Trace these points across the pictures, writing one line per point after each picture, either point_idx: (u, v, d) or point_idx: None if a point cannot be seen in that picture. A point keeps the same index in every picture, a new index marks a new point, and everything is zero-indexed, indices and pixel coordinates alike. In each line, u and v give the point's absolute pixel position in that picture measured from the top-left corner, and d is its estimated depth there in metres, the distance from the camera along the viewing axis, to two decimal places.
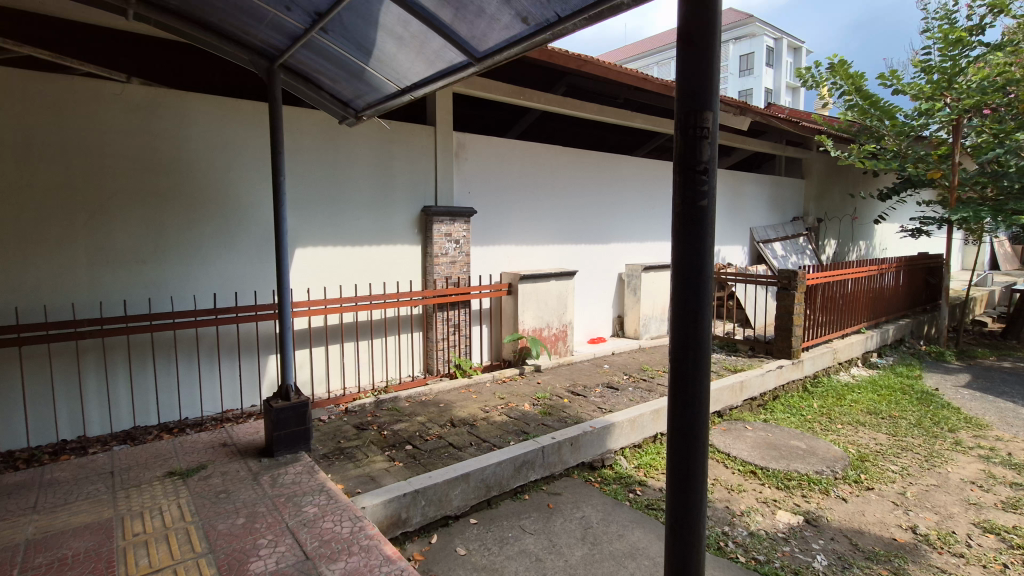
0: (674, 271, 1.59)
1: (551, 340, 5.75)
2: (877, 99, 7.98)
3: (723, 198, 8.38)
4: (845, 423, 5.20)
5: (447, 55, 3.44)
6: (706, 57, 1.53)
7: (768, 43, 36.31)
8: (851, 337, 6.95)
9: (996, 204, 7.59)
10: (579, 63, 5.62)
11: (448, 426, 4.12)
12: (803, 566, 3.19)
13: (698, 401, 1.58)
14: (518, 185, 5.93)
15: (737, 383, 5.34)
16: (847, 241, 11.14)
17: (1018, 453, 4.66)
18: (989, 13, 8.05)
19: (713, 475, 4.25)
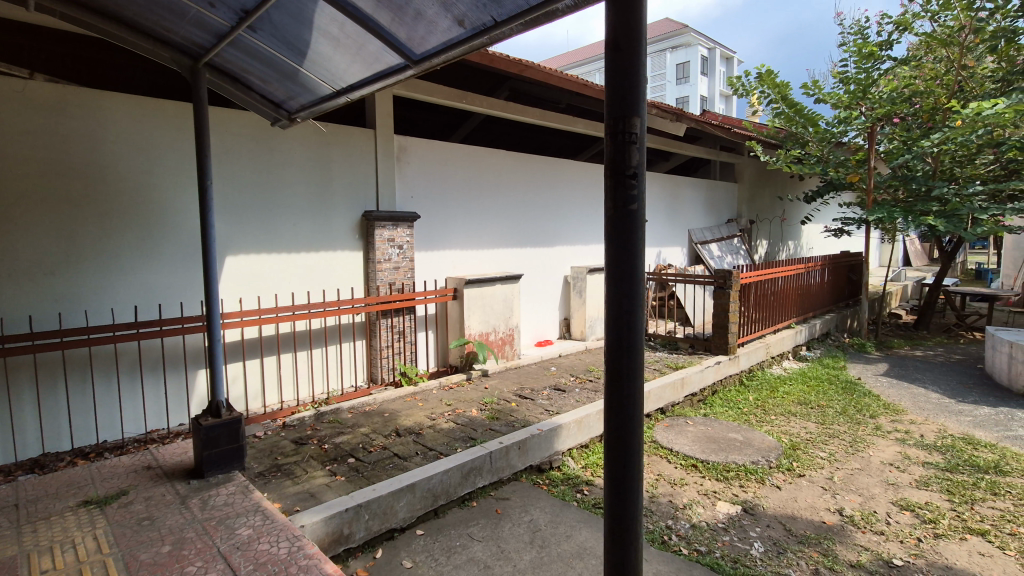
0: (608, 272, 1.61)
1: (498, 343, 5.74)
2: (802, 107, 8.49)
3: (662, 201, 8.67)
4: (779, 414, 5.48)
5: (384, 57, 3.37)
6: (632, 63, 1.57)
7: (702, 53, 38.11)
8: (783, 332, 7.34)
9: (907, 205, 8.22)
10: (520, 68, 5.67)
11: (393, 435, 4.02)
12: (741, 554, 3.32)
13: (633, 400, 1.61)
14: (462, 189, 5.90)
15: (678, 380, 5.51)
16: (777, 241, 11.79)
17: (929, 434, 5.06)
18: (896, 30, 8.76)
19: (657, 471, 4.36)
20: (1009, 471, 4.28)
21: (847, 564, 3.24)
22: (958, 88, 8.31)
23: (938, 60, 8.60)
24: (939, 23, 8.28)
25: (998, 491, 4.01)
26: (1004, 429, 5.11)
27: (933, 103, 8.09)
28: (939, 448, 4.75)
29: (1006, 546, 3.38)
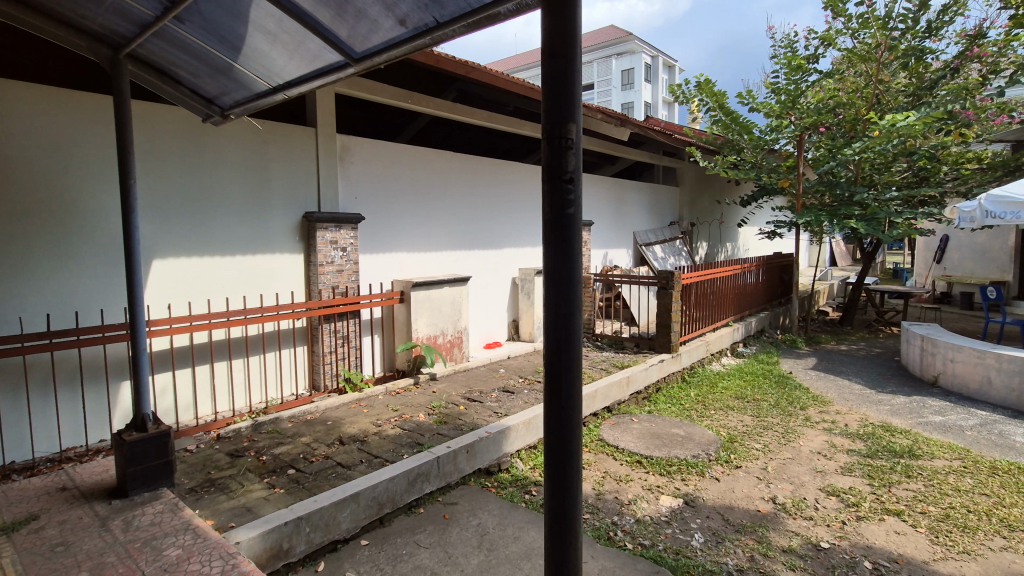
0: (546, 276, 1.63)
1: (446, 346, 5.69)
2: (737, 115, 8.91)
3: (607, 205, 8.87)
4: (718, 408, 5.72)
5: (323, 54, 3.27)
6: (567, 69, 1.59)
7: (645, 61, 39.39)
8: (721, 330, 7.67)
9: (832, 209, 8.78)
10: (467, 70, 5.65)
11: (336, 444, 3.91)
12: (682, 545, 3.44)
13: (572, 401, 1.63)
14: (408, 191, 5.81)
15: (624, 379, 5.65)
16: (716, 242, 12.32)
17: (853, 423, 5.43)
18: (822, 44, 9.36)
19: (603, 468, 4.45)
20: (920, 455, 4.66)
21: (779, 549, 3.42)
22: (876, 101, 8.97)
23: (858, 74, 9.25)
24: (859, 40, 8.91)
25: (911, 474, 4.35)
26: (917, 416, 5.55)
27: (855, 114, 8.69)
28: (861, 435, 5.10)
29: (919, 524, 3.67)
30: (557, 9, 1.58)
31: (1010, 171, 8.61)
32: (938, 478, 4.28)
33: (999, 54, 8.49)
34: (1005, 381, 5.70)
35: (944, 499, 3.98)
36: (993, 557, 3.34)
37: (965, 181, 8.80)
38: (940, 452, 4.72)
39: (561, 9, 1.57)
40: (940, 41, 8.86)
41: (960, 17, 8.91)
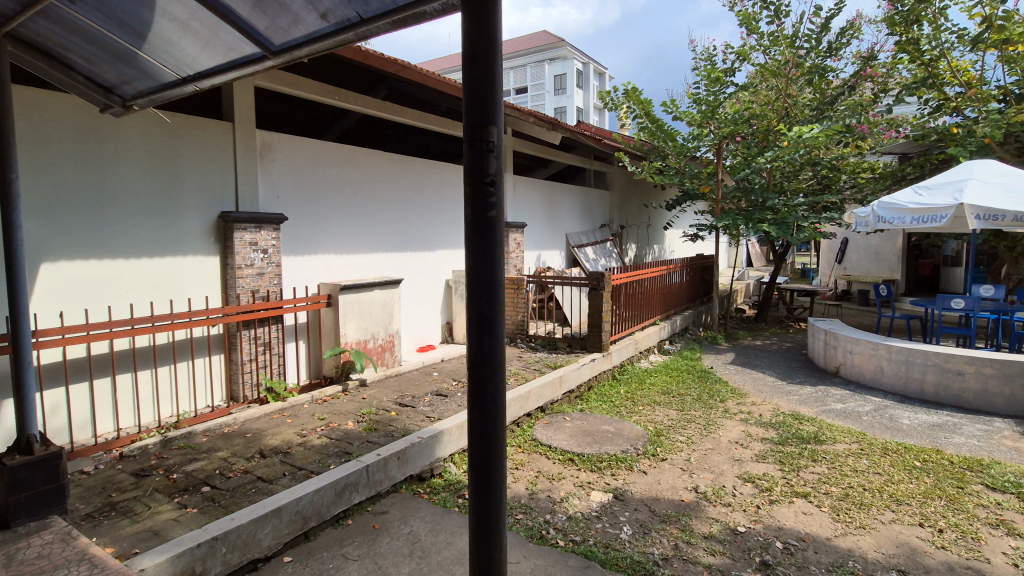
0: (468, 280, 1.62)
1: (376, 351, 5.54)
2: (663, 122, 9.35)
3: (540, 207, 9.00)
4: (645, 404, 5.95)
5: (238, 46, 3.09)
6: (486, 71, 1.58)
7: (576, 67, 40.46)
8: (649, 329, 7.99)
9: (748, 214, 9.37)
10: (397, 68, 5.54)
11: (256, 458, 3.70)
12: (612, 539, 3.54)
13: (497, 405, 1.64)
14: (335, 190, 5.61)
15: (557, 379, 5.74)
16: (644, 245, 12.84)
17: (766, 413, 5.82)
18: (738, 59, 10.00)
19: (536, 468, 4.50)
20: (824, 440, 5.07)
21: (701, 536, 3.60)
22: (785, 113, 9.70)
23: (769, 88, 9.97)
24: (770, 56, 9.60)
25: (817, 458, 4.72)
26: (821, 405, 6.04)
27: (767, 125, 9.35)
28: (773, 424, 5.47)
29: (823, 505, 3.99)
30: (478, 11, 1.58)
31: (897, 181, 9.59)
32: (839, 460, 4.68)
33: (887, 74, 9.43)
34: (894, 370, 6.32)
35: (844, 480, 4.35)
36: (884, 529, 3.69)
37: (861, 189, 9.70)
38: (841, 436, 5.16)
39: (482, 10, 1.57)
40: (838, 60, 9.72)
41: (855, 40, 9.83)
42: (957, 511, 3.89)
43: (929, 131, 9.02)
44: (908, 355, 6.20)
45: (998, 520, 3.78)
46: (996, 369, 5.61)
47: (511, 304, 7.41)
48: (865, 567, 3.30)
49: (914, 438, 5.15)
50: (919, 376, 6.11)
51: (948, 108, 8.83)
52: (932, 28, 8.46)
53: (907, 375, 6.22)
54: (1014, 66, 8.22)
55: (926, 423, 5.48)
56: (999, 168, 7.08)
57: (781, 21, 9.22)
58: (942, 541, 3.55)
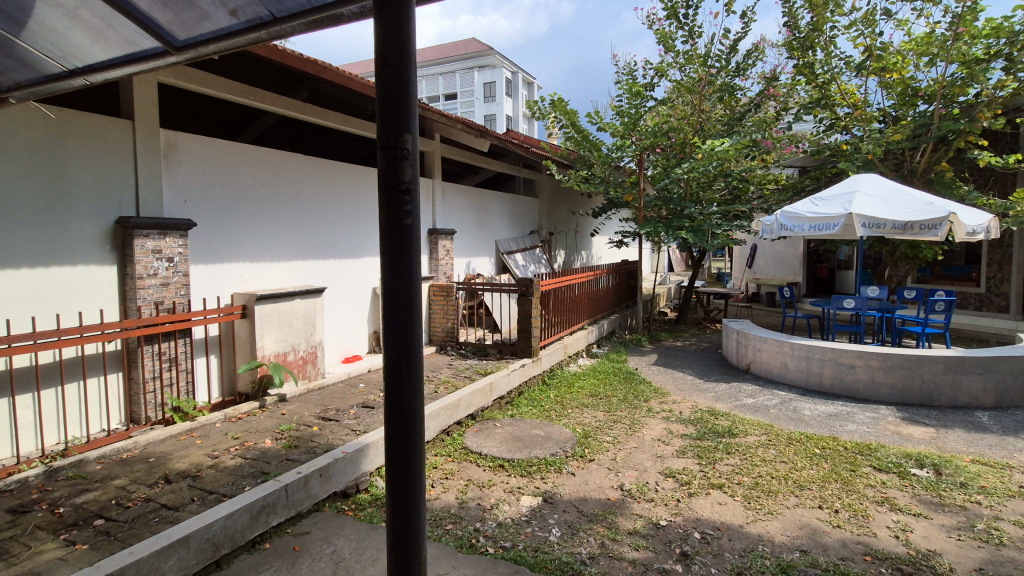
0: (383, 288, 1.59)
1: (297, 364, 5.29)
2: (588, 132, 9.67)
3: (469, 214, 9.00)
4: (574, 407, 6.09)
5: (137, 40, 2.87)
6: (399, 79, 1.57)
7: (505, 76, 41.04)
8: (577, 333, 8.19)
9: (668, 221, 9.84)
10: (318, 69, 5.36)
11: (161, 484, 3.41)
12: (541, 542, 3.58)
13: (414, 415, 1.61)
14: (250, 195, 5.33)
15: (487, 385, 5.75)
16: (572, 251, 13.19)
17: (686, 410, 6.13)
18: (656, 75, 10.55)
19: (466, 476, 4.46)
20: (737, 433, 5.42)
21: (626, 532, 3.73)
22: (700, 127, 10.33)
23: (685, 103, 10.59)
24: (685, 73, 10.21)
25: (730, 451, 5.04)
26: (734, 400, 6.45)
27: (683, 139, 9.94)
28: (692, 421, 5.77)
29: (736, 494, 4.26)
30: (392, 18, 1.56)
31: (797, 192, 10.49)
32: (750, 451, 5.01)
33: (787, 94, 10.32)
34: (797, 365, 6.88)
35: (754, 469, 4.66)
36: (790, 513, 4.00)
37: (767, 199, 10.51)
38: (752, 429, 5.54)
39: (396, 18, 1.55)
40: (746, 80, 10.50)
41: (760, 62, 10.68)
42: (850, 492, 4.29)
43: (823, 147, 9.93)
44: (808, 351, 6.77)
45: (884, 498, 4.21)
46: (880, 362, 6.26)
47: (442, 311, 7.34)
48: (773, 550, 3.55)
49: (815, 428, 5.62)
50: (818, 370, 6.69)
51: (839, 127, 9.79)
52: (824, 54, 9.36)
53: (808, 370, 6.79)
54: (891, 91, 9.25)
55: (824, 413, 6.00)
56: (880, 181, 7.92)
57: (694, 41, 9.84)
58: (838, 520, 3.90)
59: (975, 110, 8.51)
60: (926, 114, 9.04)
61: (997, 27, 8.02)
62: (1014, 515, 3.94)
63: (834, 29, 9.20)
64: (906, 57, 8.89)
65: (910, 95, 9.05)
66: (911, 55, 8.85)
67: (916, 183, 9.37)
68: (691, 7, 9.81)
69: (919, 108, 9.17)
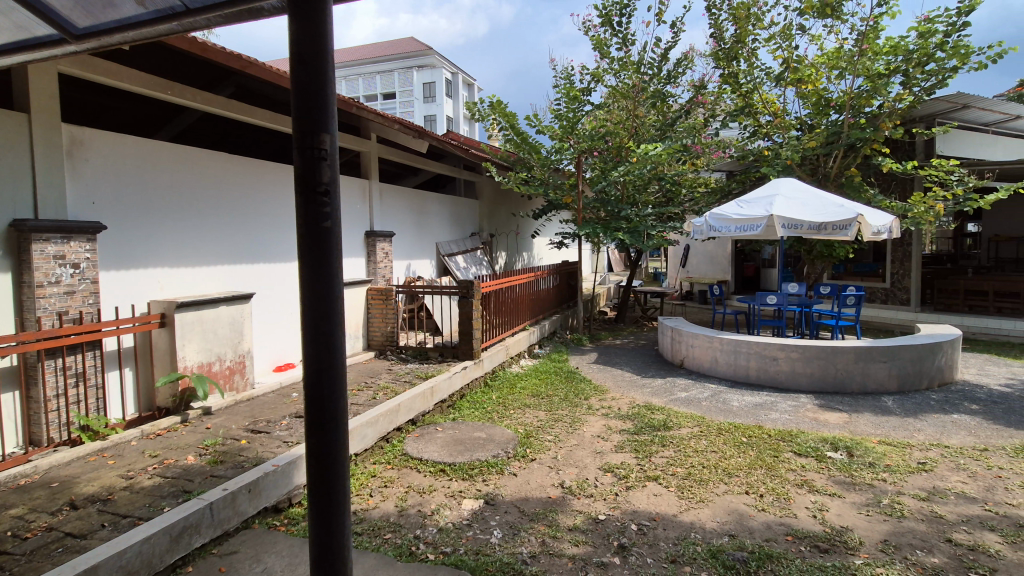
0: (301, 293, 1.53)
1: (223, 375, 5.02)
2: (526, 135, 9.79)
3: (408, 216, 8.86)
4: (516, 407, 6.12)
5: (29, 27, 2.62)
6: (318, 77, 1.52)
7: (445, 77, 40.80)
8: (519, 334, 8.24)
9: (607, 223, 10.09)
10: (243, 65, 5.10)
11: (66, 510, 3.14)
12: (482, 544, 3.57)
13: (337, 423, 1.57)
14: (169, 197, 5.00)
15: (427, 389, 5.67)
16: (513, 252, 13.28)
17: (624, 406, 6.31)
18: (592, 80, 10.83)
19: (406, 483, 4.39)
20: (671, 426, 5.64)
21: (566, 529, 3.79)
22: (634, 132, 10.69)
23: (620, 108, 10.92)
24: (619, 79, 10.54)
25: (665, 443, 5.23)
26: (669, 395, 6.71)
27: (619, 142, 10.23)
28: (630, 416, 5.95)
29: (670, 485, 4.43)
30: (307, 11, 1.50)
31: (725, 194, 11.06)
32: (684, 443, 5.23)
33: (714, 102, 10.87)
34: (726, 359, 7.25)
35: (687, 460, 4.87)
36: (719, 501, 4.20)
37: (698, 201, 11.01)
38: (685, 421, 5.79)
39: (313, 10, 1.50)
40: (677, 87, 10.97)
41: (689, 70, 11.18)
42: (773, 477, 4.56)
43: (748, 153, 10.53)
44: (736, 346, 7.16)
45: (803, 480, 4.51)
46: (799, 354, 6.71)
47: (380, 315, 7.19)
48: (704, 536, 3.72)
49: (742, 418, 5.94)
50: (745, 363, 7.08)
51: (761, 133, 10.40)
52: (746, 65, 9.94)
53: (736, 364, 7.17)
54: (807, 101, 9.92)
55: (751, 403, 6.35)
56: (797, 185, 8.49)
57: (628, 48, 10.18)
58: (763, 504, 4.13)
59: (878, 120, 9.29)
60: (837, 123, 9.77)
61: (895, 45, 8.81)
62: (914, 490, 4.33)
63: (755, 42, 9.79)
64: (819, 70, 9.55)
65: (824, 104, 9.74)
66: (823, 68, 9.54)
67: (829, 187, 10.11)
68: (625, 15, 10.15)
69: (831, 117, 9.90)
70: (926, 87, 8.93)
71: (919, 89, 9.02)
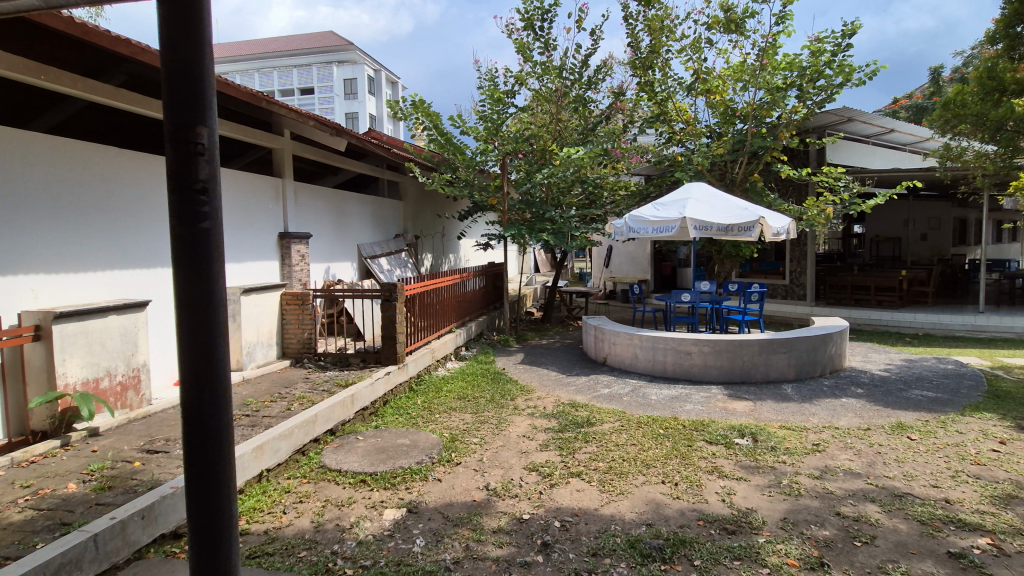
0: (177, 286, 1.61)
1: (114, 392, 4.57)
2: (451, 136, 9.73)
3: (327, 217, 8.52)
4: (441, 411, 6.05)
5: None
6: (195, 75, 1.57)
7: (367, 74, 39.70)
8: (445, 337, 8.15)
9: (531, 224, 10.22)
10: (133, 51, 4.64)
11: None
12: (404, 554, 3.48)
13: (219, 409, 1.69)
14: (45, 195, 4.48)
15: (346, 397, 5.46)
16: (439, 254, 13.15)
17: (549, 405, 6.41)
18: (516, 83, 10.96)
19: (323, 497, 4.19)
20: (594, 422, 5.79)
21: (490, 531, 3.78)
22: (557, 135, 10.93)
23: (544, 111, 11.12)
24: (542, 84, 10.72)
25: (588, 439, 5.37)
26: (592, 391, 6.90)
27: (543, 145, 10.41)
28: (554, 414, 6.05)
29: (592, 480, 4.54)
30: (185, 32, 1.55)
31: (644, 197, 11.56)
32: (605, 438, 5.39)
33: (631, 108, 11.34)
34: (645, 355, 7.57)
35: (609, 455, 5.02)
36: (638, 492, 4.36)
37: (618, 204, 11.42)
38: (607, 417, 5.97)
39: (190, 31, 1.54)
40: (597, 93, 11.33)
41: (608, 77, 11.59)
42: (687, 466, 4.81)
43: (663, 158, 11.07)
44: (653, 342, 7.49)
45: (714, 467, 4.78)
46: (710, 348, 7.13)
47: (296, 321, 6.85)
48: (623, 527, 3.84)
49: (659, 410, 6.21)
50: (662, 358, 7.43)
51: (675, 140, 10.97)
52: (661, 74, 10.45)
53: (654, 359, 7.49)
54: (715, 110, 10.57)
55: (667, 396, 6.67)
56: (707, 189, 9.02)
57: (550, 53, 10.39)
58: (677, 492, 4.34)
59: (777, 130, 10.11)
60: (742, 132, 10.50)
61: (790, 61, 9.61)
62: (809, 469, 4.73)
63: (668, 53, 10.33)
64: (727, 82, 10.18)
65: (730, 114, 10.42)
66: (729, 80, 10.20)
67: (736, 191, 10.85)
68: (546, 20, 10.35)
69: (736, 127, 10.60)
70: (817, 101, 9.81)
71: (812, 103, 9.89)
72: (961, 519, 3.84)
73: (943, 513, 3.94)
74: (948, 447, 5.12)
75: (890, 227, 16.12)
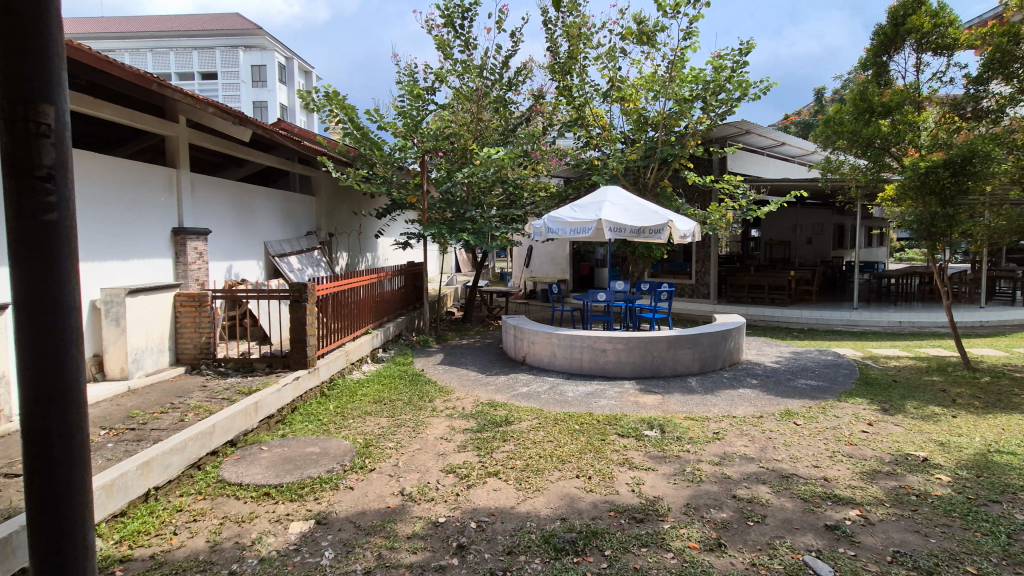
0: (18, 284, 1.48)
1: None
2: (367, 131, 9.41)
3: (230, 212, 7.93)
4: (355, 416, 5.83)
5: None
6: (38, 56, 1.47)
7: (278, 61, 37.42)
8: (360, 339, 7.88)
9: (451, 224, 10.13)
10: None
11: None
12: (312, 569, 3.31)
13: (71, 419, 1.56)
14: None
15: (249, 405, 5.11)
16: (355, 253, 12.70)
17: (468, 405, 6.38)
18: (436, 79, 10.81)
19: (221, 514, 3.89)
20: (512, 421, 5.84)
21: (404, 538, 3.68)
22: (478, 135, 10.90)
23: (465, 110, 11.06)
24: (463, 82, 10.66)
25: (506, 438, 5.40)
26: (511, 390, 6.95)
27: (463, 144, 10.35)
28: (472, 415, 6.04)
29: (509, 478, 4.57)
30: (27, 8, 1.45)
31: (562, 199, 11.83)
32: (523, 436, 5.45)
33: (551, 111, 11.57)
34: (562, 353, 7.76)
35: (526, 452, 5.08)
36: (553, 487, 4.45)
37: (538, 205, 11.61)
38: (525, 415, 6.04)
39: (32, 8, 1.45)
40: (518, 94, 11.44)
41: (528, 80, 11.75)
42: (600, 459, 4.98)
43: (581, 161, 11.41)
44: (570, 340, 7.68)
45: (625, 459, 4.99)
46: (623, 345, 7.44)
47: (192, 324, 6.31)
48: (538, 523, 3.90)
49: (575, 407, 6.39)
50: (579, 356, 7.64)
51: (593, 144, 11.35)
52: (579, 80, 10.76)
53: (571, 356, 7.70)
54: (629, 118, 11.05)
55: (583, 393, 6.88)
56: (621, 193, 9.41)
57: (470, 52, 10.35)
58: (591, 485, 4.48)
59: (684, 139, 10.75)
60: (653, 139, 11.06)
61: (696, 75, 10.25)
62: (710, 457, 5.06)
63: (585, 60, 10.66)
64: (639, 91, 10.68)
65: (643, 122, 10.92)
66: (642, 90, 10.69)
67: (648, 195, 11.39)
68: (467, 19, 10.30)
69: (648, 134, 11.14)
70: (719, 113, 10.55)
71: (715, 114, 10.61)
72: (836, 494, 4.27)
73: (822, 490, 4.37)
74: (827, 430, 5.69)
75: (781, 231, 17.68)
